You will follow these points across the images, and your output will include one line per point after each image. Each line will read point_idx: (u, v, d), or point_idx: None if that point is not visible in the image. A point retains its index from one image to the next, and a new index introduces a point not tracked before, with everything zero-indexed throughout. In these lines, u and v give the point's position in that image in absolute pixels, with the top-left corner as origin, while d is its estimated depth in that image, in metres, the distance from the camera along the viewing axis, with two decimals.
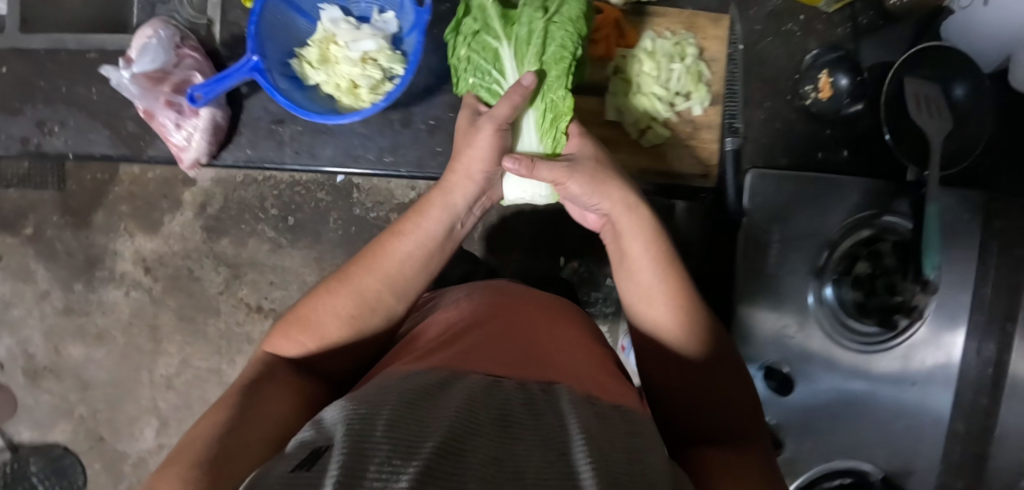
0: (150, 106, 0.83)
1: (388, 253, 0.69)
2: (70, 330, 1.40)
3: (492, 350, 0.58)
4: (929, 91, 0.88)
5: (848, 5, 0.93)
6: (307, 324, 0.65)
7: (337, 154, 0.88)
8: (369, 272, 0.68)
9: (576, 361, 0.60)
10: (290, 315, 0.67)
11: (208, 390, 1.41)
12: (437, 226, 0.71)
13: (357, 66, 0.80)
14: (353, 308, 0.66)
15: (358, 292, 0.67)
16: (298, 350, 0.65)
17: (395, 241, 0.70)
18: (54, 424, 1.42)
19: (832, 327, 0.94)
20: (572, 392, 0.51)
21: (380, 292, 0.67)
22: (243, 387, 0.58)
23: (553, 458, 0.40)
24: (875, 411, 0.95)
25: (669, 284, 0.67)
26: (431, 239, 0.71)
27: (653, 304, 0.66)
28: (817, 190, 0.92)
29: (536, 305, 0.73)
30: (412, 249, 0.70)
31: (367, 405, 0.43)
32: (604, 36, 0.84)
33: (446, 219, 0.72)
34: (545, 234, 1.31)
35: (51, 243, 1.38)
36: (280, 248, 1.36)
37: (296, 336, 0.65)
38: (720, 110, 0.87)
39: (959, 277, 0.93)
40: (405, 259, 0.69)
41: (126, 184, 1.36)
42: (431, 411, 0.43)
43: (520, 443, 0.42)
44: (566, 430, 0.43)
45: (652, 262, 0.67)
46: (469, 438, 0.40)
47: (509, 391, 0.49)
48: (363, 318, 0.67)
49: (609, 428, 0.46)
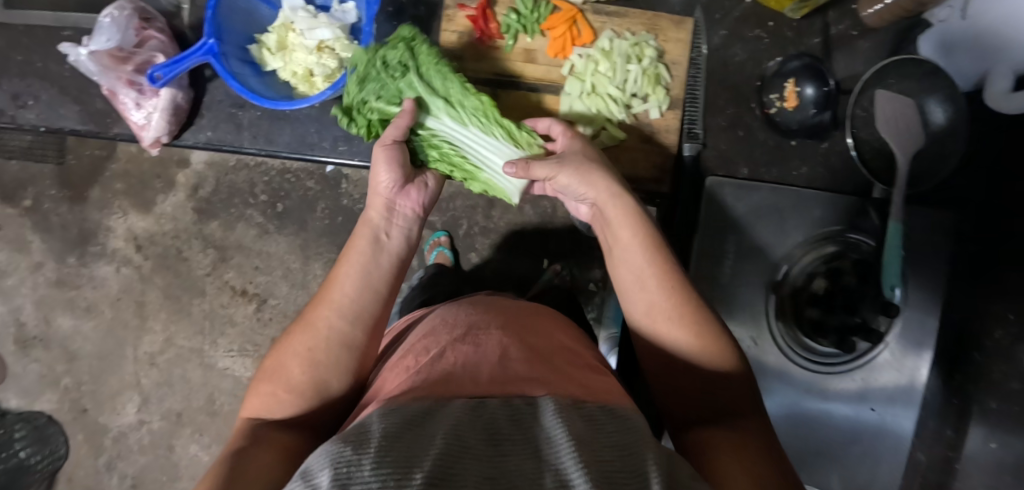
0: (111, 85, 0.85)
1: (331, 285, 0.65)
2: (61, 302, 1.42)
3: (476, 360, 0.56)
4: (900, 106, 0.86)
5: (820, 14, 0.91)
6: (273, 382, 0.59)
7: (292, 141, 0.90)
8: (314, 308, 0.63)
9: (570, 375, 0.57)
10: (260, 374, 0.61)
11: (189, 370, 1.41)
12: (365, 245, 0.68)
13: (313, 54, 0.83)
14: (309, 346, 0.60)
15: (309, 328, 0.61)
16: (275, 405, 0.58)
17: (342, 264, 0.66)
18: (41, 393, 1.44)
19: (788, 345, 0.92)
20: (557, 400, 0.49)
21: (334, 320, 0.62)
22: (228, 455, 0.51)
23: (543, 469, 0.41)
24: (831, 433, 0.94)
25: (659, 267, 0.62)
26: (370, 251, 0.68)
27: (646, 291, 0.61)
28: (779, 201, 0.90)
29: (524, 320, 0.68)
30: (354, 270, 0.65)
31: (353, 443, 0.42)
32: (558, 34, 0.85)
33: (374, 228, 0.70)
34: (530, 239, 1.37)
35: (48, 215, 1.40)
36: (267, 234, 1.37)
37: (268, 391, 0.58)
38: (679, 114, 0.87)
39: (927, 301, 0.92)
40: (347, 278, 0.65)
41: (123, 161, 1.38)
42: (420, 443, 0.43)
43: (510, 459, 0.42)
44: (551, 436, 0.44)
45: (637, 243, 0.64)
46: (459, 463, 0.41)
47: (494, 411, 0.48)
48: (327, 351, 0.60)
49: (596, 430, 0.46)
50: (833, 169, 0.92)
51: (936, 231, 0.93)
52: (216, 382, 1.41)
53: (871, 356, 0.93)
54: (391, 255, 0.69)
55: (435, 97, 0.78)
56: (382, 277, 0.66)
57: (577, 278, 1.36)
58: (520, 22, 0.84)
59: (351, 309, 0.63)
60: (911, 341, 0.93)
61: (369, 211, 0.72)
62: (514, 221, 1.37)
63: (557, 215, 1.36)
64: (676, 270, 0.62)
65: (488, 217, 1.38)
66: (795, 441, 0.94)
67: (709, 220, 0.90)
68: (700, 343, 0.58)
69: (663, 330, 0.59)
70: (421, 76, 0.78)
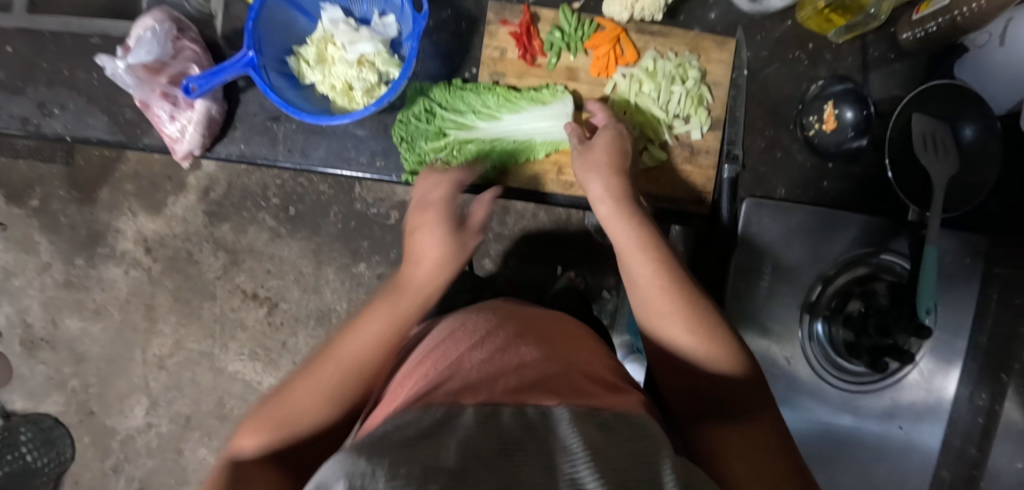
0: (146, 98, 0.87)
1: (347, 338, 0.64)
2: (69, 304, 1.40)
3: (488, 369, 0.56)
4: (939, 131, 0.85)
5: (859, 37, 0.92)
6: (270, 424, 0.59)
7: (329, 155, 0.93)
8: (325, 358, 0.63)
9: (583, 384, 0.56)
10: (258, 405, 0.61)
11: (199, 373, 1.40)
12: (401, 300, 0.68)
13: (353, 69, 0.83)
14: (311, 403, 0.60)
15: (319, 371, 0.62)
16: (264, 441, 0.58)
17: (371, 318, 0.65)
18: (47, 395, 1.42)
19: (820, 363, 0.93)
20: (572, 410, 0.50)
21: (347, 371, 0.62)
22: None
23: (562, 478, 0.41)
24: (862, 449, 0.94)
25: (658, 276, 0.66)
26: (405, 320, 0.67)
27: (647, 302, 0.65)
28: (814, 222, 0.91)
29: (531, 326, 0.67)
30: (367, 332, 0.64)
31: (364, 454, 0.41)
32: (603, 53, 0.91)
33: (413, 287, 0.70)
34: (541, 244, 1.36)
35: (55, 216, 1.36)
36: (280, 238, 1.35)
37: (261, 428, 0.58)
38: (719, 136, 0.92)
39: (955, 321, 0.93)
40: (365, 337, 0.64)
41: (133, 163, 1.34)
42: (429, 453, 0.42)
43: (524, 469, 0.42)
44: (569, 448, 0.44)
45: (638, 251, 0.69)
46: (474, 473, 0.41)
47: (506, 419, 0.47)
48: (332, 395, 0.61)
49: (612, 439, 0.46)
50: (869, 191, 0.93)
51: (966, 251, 0.93)
52: (226, 386, 1.40)
53: (900, 376, 0.94)
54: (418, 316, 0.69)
55: (462, 116, 0.89)
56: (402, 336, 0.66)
57: (591, 284, 1.36)
58: (564, 39, 0.90)
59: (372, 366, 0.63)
60: (941, 361, 0.93)
61: (410, 271, 0.72)
62: (528, 228, 1.35)
63: (572, 222, 1.34)
64: (684, 287, 0.65)
65: (503, 223, 1.36)
66: (822, 457, 0.94)
67: (746, 238, 0.92)
68: (695, 342, 0.61)
69: (664, 324, 0.63)
70: (445, 109, 0.89)
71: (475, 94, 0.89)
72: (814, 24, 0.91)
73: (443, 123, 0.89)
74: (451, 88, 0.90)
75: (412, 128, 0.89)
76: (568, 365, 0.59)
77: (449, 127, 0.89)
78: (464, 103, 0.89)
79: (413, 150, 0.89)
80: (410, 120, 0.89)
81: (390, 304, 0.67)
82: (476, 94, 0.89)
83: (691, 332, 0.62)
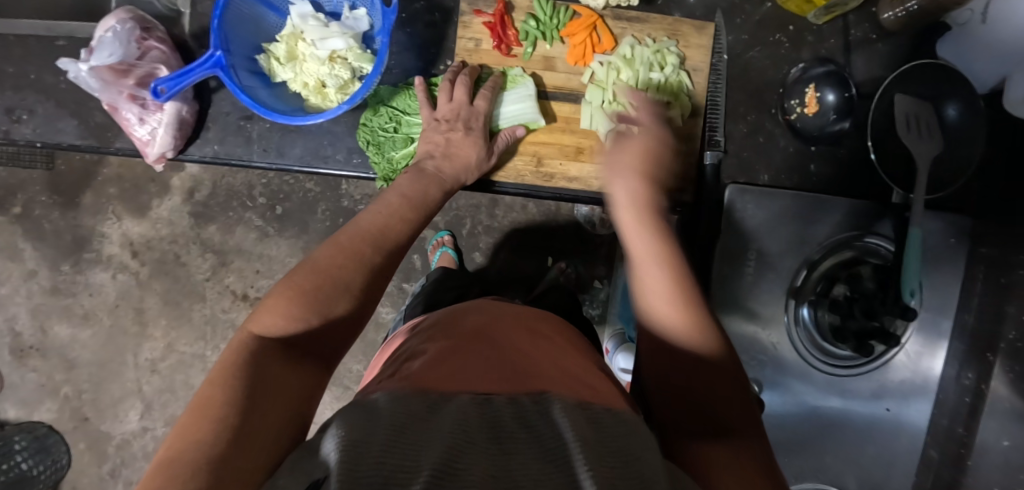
0: (114, 101, 0.86)
1: (364, 219, 0.73)
2: (57, 310, 1.37)
3: (472, 365, 0.56)
4: (920, 113, 0.86)
5: (840, 17, 0.92)
6: (289, 299, 0.61)
7: (305, 154, 0.92)
8: (349, 240, 0.69)
9: (561, 369, 0.57)
10: (271, 291, 0.62)
11: (193, 375, 1.37)
12: (399, 199, 0.78)
13: (325, 65, 0.82)
14: (338, 266, 0.66)
15: (337, 252, 0.67)
16: (284, 325, 0.60)
17: (391, 195, 0.78)
18: (40, 402, 1.39)
19: (807, 348, 0.93)
20: (563, 399, 0.49)
21: (368, 252, 0.69)
22: (243, 363, 0.55)
23: (551, 470, 0.41)
24: (850, 433, 0.95)
25: (651, 229, 0.65)
26: (435, 191, 0.82)
27: (634, 258, 0.64)
28: (800, 207, 0.91)
29: (530, 323, 0.68)
30: (387, 206, 0.76)
31: (357, 428, 0.42)
32: (579, 41, 0.89)
33: (443, 165, 0.84)
34: (534, 237, 1.35)
35: (39, 222, 1.34)
36: (267, 237, 1.34)
37: (281, 312, 0.61)
38: (699, 121, 0.93)
39: (941, 303, 0.93)
40: (388, 212, 0.75)
41: (115, 166, 1.33)
42: (422, 437, 0.42)
43: (515, 458, 0.42)
44: (561, 439, 0.43)
45: (633, 194, 0.68)
46: (464, 457, 0.41)
47: (499, 407, 0.48)
48: (350, 269, 0.67)
49: (600, 429, 0.45)
50: (854, 174, 0.93)
51: (952, 232, 0.93)
52: None
53: (887, 358, 0.94)
54: (441, 196, 0.83)
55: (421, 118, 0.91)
56: (422, 214, 0.78)
57: (582, 274, 1.34)
58: (539, 28, 0.89)
59: (386, 251, 0.71)
60: (926, 343, 0.94)
61: (402, 180, 0.81)
62: (517, 220, 1.35)
63: (561, 213, 1.34)
64: (666, 250, 0.63)
65: (492, 216, 1.35)
66: (813, 440, 0.94)
67: (729, 224, 0.91)
68: (675, 312, 0.60)
69: (645, 291, 0.62)
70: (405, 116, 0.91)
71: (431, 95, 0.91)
72: (794, 6, 0.91)
73: (410, 128, 0.91)
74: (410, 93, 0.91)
75: (379, 135, 0.90)
76: (563, 358, 0.61)
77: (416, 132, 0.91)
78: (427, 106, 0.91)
79: (382, 157, 0.90)
80: (378, 129, 0.90)
81: (418, 178, 0.82)
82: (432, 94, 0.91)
83: (671, 297, 0.61)
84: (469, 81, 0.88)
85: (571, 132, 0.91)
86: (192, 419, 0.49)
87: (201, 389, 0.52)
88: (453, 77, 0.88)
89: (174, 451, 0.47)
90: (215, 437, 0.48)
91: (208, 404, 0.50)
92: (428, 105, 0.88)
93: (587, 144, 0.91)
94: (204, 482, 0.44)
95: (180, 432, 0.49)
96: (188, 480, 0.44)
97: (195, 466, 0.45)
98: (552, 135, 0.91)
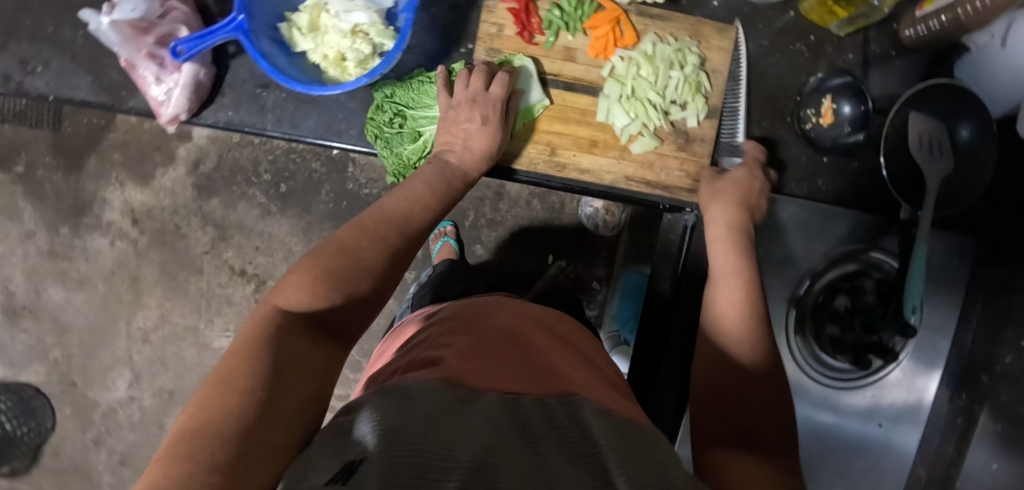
0: (132, 58, 0.89)
1: (391, 203, 0.75)
2: (52, 273, 1.33)
3: (504, 364, 0.58)
4: (934, 133, 0.87)
5: (862, 30, 0.93)
6: (314, 277, 0.62)
7: (318, 127, 0.94)
8: (376, 223, 0.71)
9: (584, 374, 0.59)
10: (295, 267, 0.63)
11: (184, 348, 1.35)
12: (427, 187, 0.80)
13: (347, 38, 0.83)
14: (363, 246, 0.68)
15: (360, 234, 0.69)
16: (307, 302, 0.61)
17: (416, 184, 0.79)
18: (29, 364, 1.36)
19: (805, 358, 0.94)
20: (591, 404, 0.51)
21: (390, 233, 0.71)
22: (268, 335, 0.56)
23: (583, 473, 0.42)
24: (839, 445, 0.96)
25: (739, 251, 0.77)
26: (458, 184, 0.84)
27: (721, 272, 0.76)
28: (807, 217, 0.92)
29: (551, 326, 0.70)
30: (411, 194, 0.78)
31: (392, 420, 0.44)
32: (601, 34, 0.90)
33: (462, 160, 0.85)
34: (537, 236, 1.34)
35: (41, 183, 1.30)
36: (269, 215, 1.32)
37: (305, 289, 0.61)
38: (714, 124, 0.92)
39: (941, 322, 0.94)
40: (412, 200, 0.77)
41: (121, 131, 1.29)
42: (457, 427, 0.44)
43: (547, 458, 0.43)
44: (593, 443, 0.45)
45: (725, 220, 0.82)
46: (500, 453, 0.42)
47: (529, 410, 0.50)
48: (373, 250, 0.68)
49: (628, 437, 0.46)
50: (864, 191, 0.94)
51: (954, 253, 0.94)
52: (212, 362, 1.36)
53: (883, 375, 0.95)
54: (462, 188, 0.85)
55: (424, 112, 0.92)
56: (442, 203, 0.80)
57: (581, 274, 1.34)
58: (563, 18, 0.90)
59: (409, 236, 0.73)
60: (921, 362, 0.94)
61: (425, 169, 0.83)
62: (522, 216, 1.34)
63: (566, 212, 1.33)
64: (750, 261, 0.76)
65: (496, 209, 1.33)
66: (802, 450, 0.95)
67: None
68: (746, 341, 0.68)
69: (722, 289, 0.73)
70: (409, 110, 0.92)
71: (429, 87, 0.92)
72: (817, 17, 0.91)
73: (416, 123, 0.93)
74: (409, 86, 0.92)
75: (386, 131, 0.92)
76: (582, 364, 0.62)
77: (422, 125, 0.92)
78: (431, 99, 0.92)
79: (392, 151, 0.93)
80: (383, 126, 0.91)
81: (442, 169, 0.83)
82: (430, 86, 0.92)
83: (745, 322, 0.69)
84: (486, 70, 0.88)
85: (584, 124, 0.92)
86: (215, 391, 0.49)
87: (225, 362, 0.52)
88: (471, 67, 0.89)
89: (198, 422, 0.47)
90: (241, 410, 0.48)
91: (233, 377, 0.50)
92: (446, 93, 0.89)
93: (599, 136, 0.92)
94: (233, 455, 0.44)
95: (202, 401, 0.49)
96: (215, 451, 0.45)
97: (224, 437, 0.45)
98: (565, 126, 0.91)
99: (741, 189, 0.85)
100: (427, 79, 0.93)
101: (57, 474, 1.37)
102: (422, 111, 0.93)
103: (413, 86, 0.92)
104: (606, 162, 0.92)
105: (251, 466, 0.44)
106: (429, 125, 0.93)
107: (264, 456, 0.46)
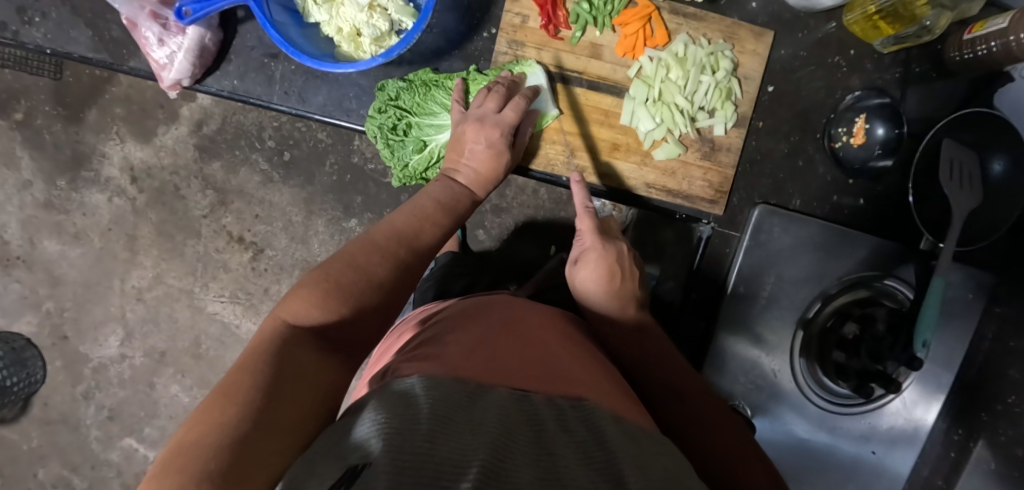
0: (135, 16, 0.87)
1: (399, 217, 0.75)
2: (48, 225, 1.30)
3: (510, 357, 0.59)
4: (968, 162, 0.83)
5: (903, 49, 0.90)
6: (323, 291, 0.63)
7: (328, 103, 0.92)
8: (388, 237, 0.72)
9: (591, 375, 0.59)
10: (303, 282, 0.64)
11: (177, 310, 1.33)
12: (446, 197, 0.81)
13: (363, 13, 0.82)
14: (370, 260, 0.68)
15: (370, 250, 0.70)
16: (310, 315, 0.61)
17: (424, 199, 0.80)
18: (20, 314, 1.34)
19: (807, 381, 0.94)
20: (603, 408, 0.52)
21: (396, 247, 0.72)
22: (273, 348, 0.56)
23: (598, 480, 0.44)
24: (831, 467, 0.95)
25: (617, 292, 0.80)
26: (465, 201, 0.83)
27: (603, 313, 0.79)
28: (825, 237, 0.92)
29: (568, 331, 0.70)
30: (419, 210, 0.78)
31: (399, 418, 0.45)
32: (633, 31, 0.89)
33: (469, 181, 0.84)
34: (544, 228, 1.27)
35: (40, 132, 1.26)
36: (271, 183, 1.27)
37: (311, 303, 0.62)
38: (741, 133, 0.92)
39: (947, 356, 0.92)
40: (419, 215, 0.77)
41: (124, 86, 1.24)
42: (465, 429, 0.46)
43: (558, 459, 0.45)
44: (604, 448, 0.47)
45: (602, 297, 0.80)
46: (511, 458, 0.44)
47: (540, 407, 0.51)
48: (377, 263, 0.69)
49: (639, 446, 0.49)
50: (883, 216, 0.94)
51: (971, 287, 0.91)
52: (204, 326, 1.33)
53: (884, 402, 0.94)
54: (468, 207, 0.84)
55: (429, 120, 0.91)
56: (453, 219, 0.80)
57: None
58: (591, 13, 0.88)
59: (418, 251, 0.74)
60: (925, 393, 0.93)
61: (433, 187, 0.82)
62: (527, 204, 1.26)
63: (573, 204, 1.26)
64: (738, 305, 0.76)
65: (502, 196, 1.26)
66: (793, 470, 0.95)
67: (756, 243, 0.93)
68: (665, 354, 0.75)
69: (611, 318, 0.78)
70: (414, 116, 0.90)
71: (434, 93, 0.91)
72: (858, 30, 0.88)
73: (423, 130, 0.91)
74: (415, 90, 0.90)
75: (390, 138, 0.91)
76: (591, 364, 0.62)
77: (429, 133, 0.91)
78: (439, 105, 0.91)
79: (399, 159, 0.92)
80: (388, 133, 0.90)
81: (450, 187, 0.82)
82: (436, 93, 0.91)
83: (665, 354, 0.75)
84: (504, 92, 0.85)
85: (607, 126, 0.92)
86: (215, 403, 0.49)
87: (228, 375, 0.52)
88: (491, 86, 0.87)
89: (195, 434, 0.47)
90: (239, 420, 0.48)
91: (234, 388, 0.50)
92: (461, 105, 0.89)
93: (621, 139, 0.92)
94: (230, 464, 0.45)
95: (201, 413, 0.49)
96: (211, 461, 0.45)
97: (219, 448, 0.46)
98: (586, 127, 0.92)
99: (604, 261, 0.82)
100: (433, 84, 0.91)
101: (44, 426, 1.35)
102: (429, 118, 0.91)
103: (419, 90, 0.90)
104: (627, 167, 0.93)
105: (245, 479, 0.45)
106: (434, 133, 0.91)
107: (260, 467, 0.45)
